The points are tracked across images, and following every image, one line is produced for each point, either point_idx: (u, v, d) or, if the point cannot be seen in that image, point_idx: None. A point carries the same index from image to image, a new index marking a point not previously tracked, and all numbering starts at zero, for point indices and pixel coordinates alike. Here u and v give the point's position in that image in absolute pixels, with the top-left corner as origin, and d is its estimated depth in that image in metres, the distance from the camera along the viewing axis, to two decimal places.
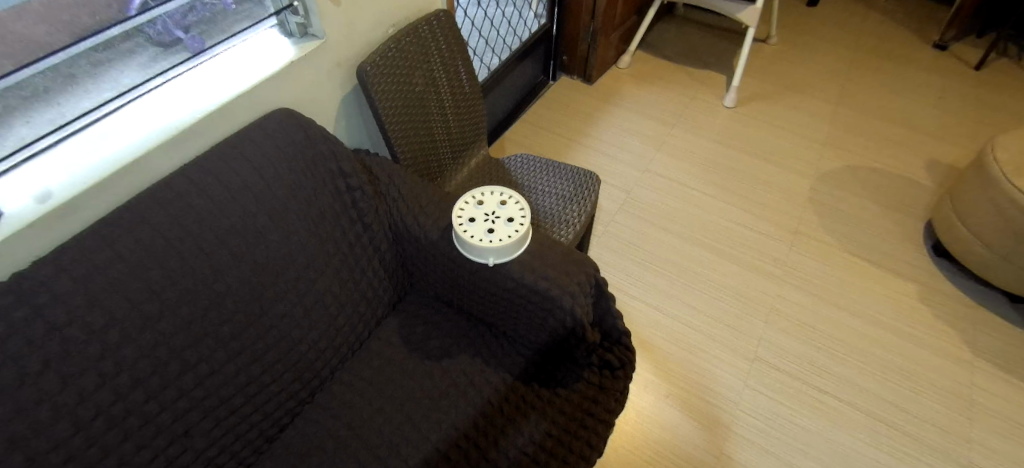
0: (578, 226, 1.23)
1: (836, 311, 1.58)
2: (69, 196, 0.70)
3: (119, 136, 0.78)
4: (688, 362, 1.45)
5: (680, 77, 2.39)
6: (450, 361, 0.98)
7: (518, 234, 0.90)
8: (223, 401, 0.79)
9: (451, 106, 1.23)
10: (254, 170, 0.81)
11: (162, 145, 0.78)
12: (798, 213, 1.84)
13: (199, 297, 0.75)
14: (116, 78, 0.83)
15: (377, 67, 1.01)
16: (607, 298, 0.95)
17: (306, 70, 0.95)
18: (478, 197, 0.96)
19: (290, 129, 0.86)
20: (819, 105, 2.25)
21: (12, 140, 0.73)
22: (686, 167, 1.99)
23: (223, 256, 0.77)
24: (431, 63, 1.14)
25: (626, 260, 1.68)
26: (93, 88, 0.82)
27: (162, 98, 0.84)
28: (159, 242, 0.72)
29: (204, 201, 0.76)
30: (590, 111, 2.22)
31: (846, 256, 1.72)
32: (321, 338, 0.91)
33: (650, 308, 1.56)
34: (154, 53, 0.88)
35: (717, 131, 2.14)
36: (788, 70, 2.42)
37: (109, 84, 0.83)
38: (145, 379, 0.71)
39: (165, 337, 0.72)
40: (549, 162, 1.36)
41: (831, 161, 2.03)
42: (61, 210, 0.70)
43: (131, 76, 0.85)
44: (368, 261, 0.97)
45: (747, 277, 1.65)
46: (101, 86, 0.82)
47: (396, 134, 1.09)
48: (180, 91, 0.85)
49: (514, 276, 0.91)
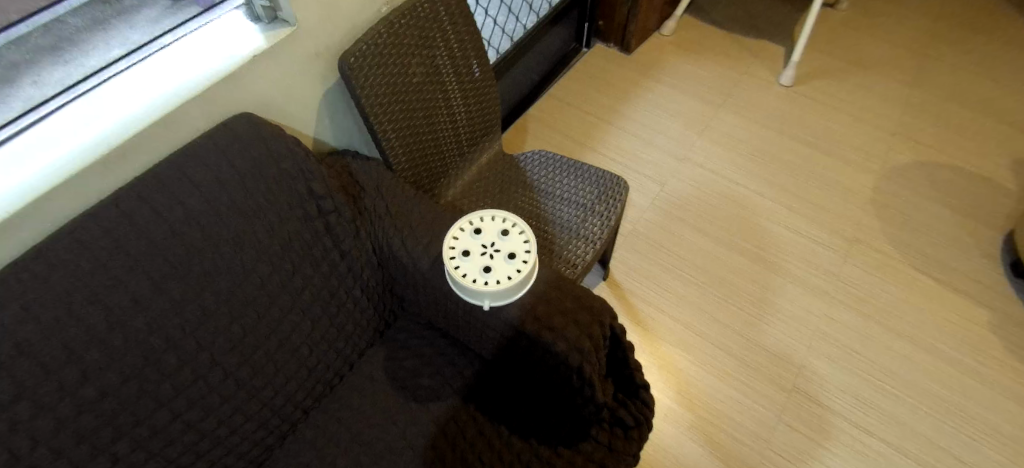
0: (600, 244, 1.07)
1: (893, 338, 1.38)
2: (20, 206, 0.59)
3: (103, 113, 0.67)
4: (716, 390, 1.30)
5: (732, 48, 2.10)
6: (439, 404, 0.87)
7: (520, 275, 0.75)
8: (169, 462, 0.68)
9: (457, 97, 1.05)
10: (200, 198, 0.66)
11: (116, 150, 0.65)
12: (857, 217, 1.62)
13: (132, 354, 0.62)
14: (126, 36, 0.76)
15: (362, 58, 0.84)
16: (623, 348, 0.82)
17: (275, 65, 0.79)
18: (475, 224, 0.81)
19: (250, 143, 0.70)
20: (890, 87, 1.95)
21: (19, 102, 0.68)
22: (731, 158, 1.76)
23: (161, 306, 0.64)
24: (433, 49, 0.96)
25: (654, 265, 1.52)
26: (103, 45, 0.75)
27: (162, 57, 0.74)
28: (79, 292, 0.59)
29: (138, 241, 0.62)
30: (625, 86, 1.97)
31: (908, 271, 1.50)
32: (289, 380, 0.79)
33: (678, 324, 1.41)
34: (168, 10, 0.80)
35: (770, 115, 1.89)
36: (858, 43, 2.10)
37: (118, 43, 0.76)
38: (67, 452, 0.59)
39: (91, 403, 0.60)
40: (570, 163, 1.18)
41: (900, 154, 1.76)
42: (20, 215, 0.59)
43: (141, 34, 0.77)
44: (348, 292, 0.84)
45: (791, 292, 1.46)
46: (111, 43, 0.76)
47: (389, 135, 0.93)
48: (178, 53, 0.74)
49: (513, 323, 0.78)
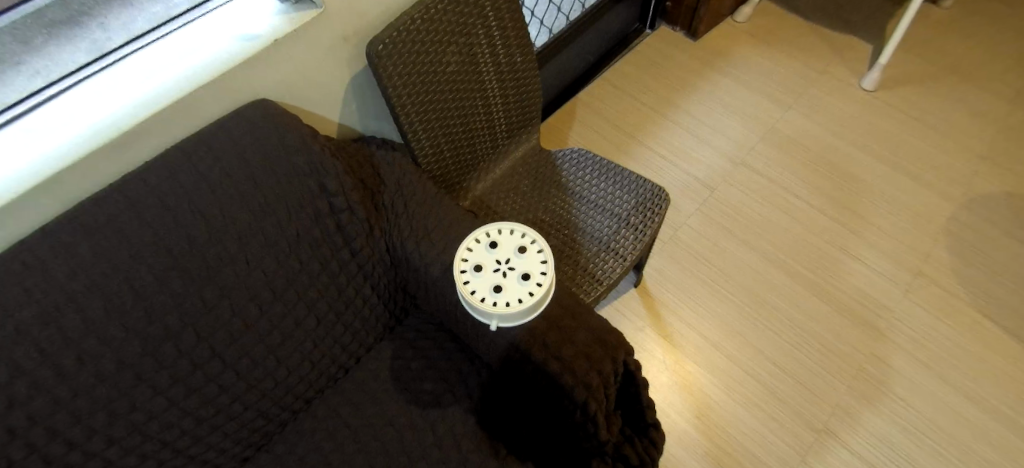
0: (630, 260, 1.00)
1: (946, 389, 1.25)
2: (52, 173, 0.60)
3: (144, 76, 0.69)
4: (738, 420, 1.23)
5: (811, 42, 1.90)
6: (440, 412, 0.84)
7: (531, 299, 0.70)
8: (165, 444, 0.70)
9: (495, 88, 0.99)
10: (208, 191, 0.66)
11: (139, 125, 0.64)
12: (926, 248, 1.46)
13: (131, 343, 0.63)
14: None
15: (392, 46, 0.79)
16: (636, 385, 0.77)
17: (298, 49, 0.74)
18: (492, 236, 0.76)
19: (263, 137, 0.69)
20: (990, 102, 1.73)
21: (87, 43, 0.73)
22: (792, 167, 1.62)
23: (162, 297, 0.64)
24: (472, 36, 0.90)
25: (689, 276, 1.43)
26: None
27: (216, 16, 0.75)
28: (80, 279, 0.59)
29: (142, 231, 0.62)
30: (685, 76, 1.82)
31: (976, 316, 1.35)
32: (291, 373, 0.79)
33: (706, 343, 1.33)
34: None
35: (844, 122, 1.71)
36: (960, 48, 1.86)
37: None
38: (64, 431, 0.61)
39: (88, 388, 0.61)
40: (610, 165, 1.11)
41: (988, 182, 1.57)
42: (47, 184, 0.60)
43: None
44: (357, 290, 0.81)
45: (837, 323, 1.35)
46: None
47: (416, 127, 0.88)
48: (230, 13, 0.75)
49: (520, 348, 0.73)
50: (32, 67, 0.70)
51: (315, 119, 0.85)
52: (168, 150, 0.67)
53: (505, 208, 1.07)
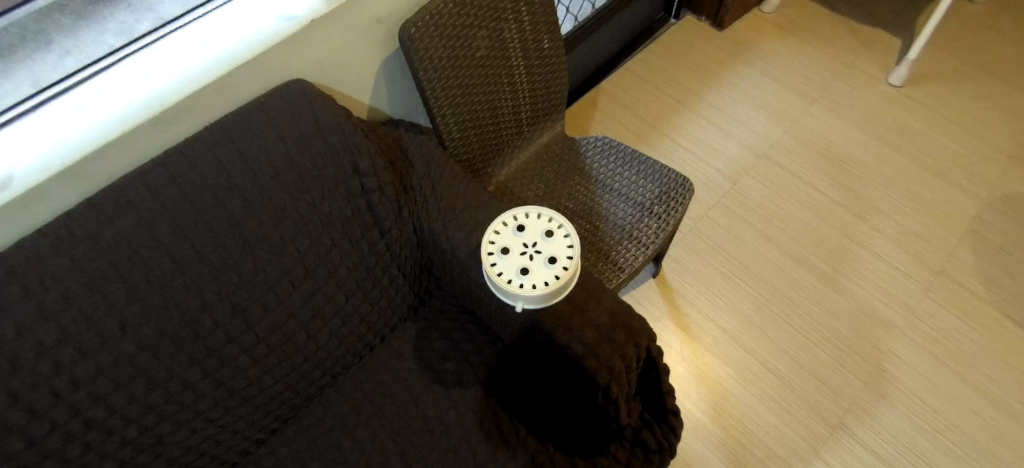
0: (653, 248, 1.00)
1: (965, 388, 1.24)
2: (95, 147, 0.62)
3: (179, 57, 0.70)
4: (753, 411, 1.23)
5: (839, 35, 1.87)
6: (461, 392, 0.86)
7: (558, 282, 0.71)
8: (199, 414, 0.72)
9: (522, 73, 0.99)
10: (246, 167, 0.67)
11: (177, 104, 0.66)
12: (950, 247, 1.44)
13: (170, 313, 0.65)
14: None
15: (424, 29, 0.79)
16: (658, 371, 0.77)
17: (333, 30, 0.75)
18: (519, 220, 0.77)
19: (298, 116, 0.70)
20: (1021, 100, 1.69)
21: (115, 23, 0.76)
22: (816, 161, 1.60)
23: (200, 270, 0.66)
24: (501, 21, 0.90)
25: (708, 268, 1.43)
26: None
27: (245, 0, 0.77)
28: (123, 250, 0.61)
29: (183, 205, 0.64)
30: (709, 68, 1.80)
31: (999, 317, 1.33)
32: (319, 349, 0.81)
33: (723, 335, 1.33)
34: None
35: (871, 117, 1.69)
36: (993, 43, 1.82)
37: None
38: (105, 397, 0.63)
39: (129, 356, 0.64)
40: (633, 154, 1.11)
41: (1016, 181, 1.54)
42: (92, 158, 0.62)
43: None
44: (384, 269, 0.83)
45: (856, 319, 1.34)
46: None
47: (445, 110, 0.89)
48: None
49: (544, 330, 0.74)
50: (60, 45, 0.73)
51: (347, 100, 0.87)
52: (205, 129, 0.68)
53: (529, 194, 1.08)
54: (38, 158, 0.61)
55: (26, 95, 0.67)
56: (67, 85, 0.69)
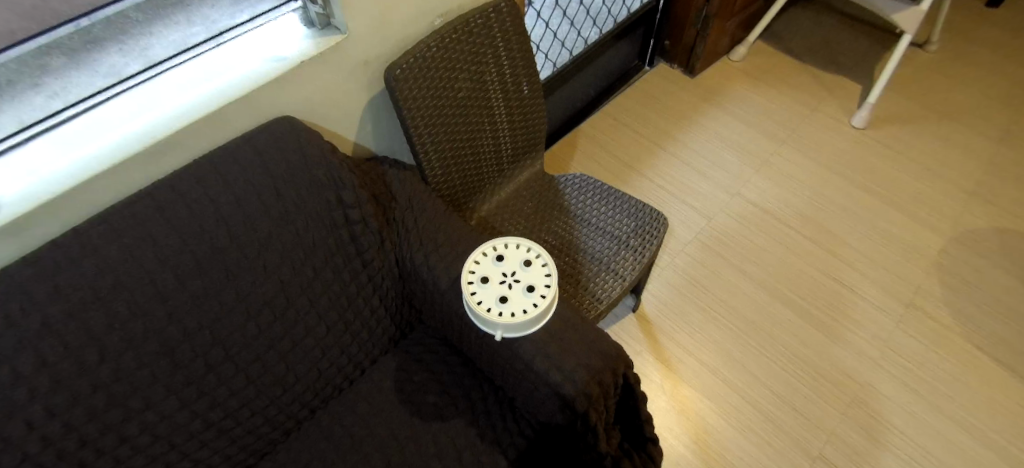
0: (629, 281, 1.03)
1: (939, 417, 1.27)
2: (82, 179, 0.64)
3: (168, 96, 0.73)
4: (735, 445, 1.24)
5: (804, 82, 1.99)
6: (441, 424, 0.85)
7: (536, 310, 0.73)
8: (173, 447, 0.71)
9: (503, 114, 1.04)
10: (232, 198, 0.69)
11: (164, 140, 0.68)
12: (917, 279, 1.50)
13: (150, 342, 0.65)
14: (206, 16, 0.84)
15: (408, 71, 0.84)
16: (636, 398, 0.79)
17: (321, 70, 0.80)
18: (498, 250, 0.79)
19: (285, 149, 0.73)
20: (975, 140, 1.80)
21: (104, 67, 0.77)
22: (787, 198, 1.67)
23: (182, 299, 0.67)
24: (483, 64, 0.95)
25: (687, 302, 1.46)
26: (185, 21, 0.84)
27: (234, 44, 0.80)
28: (107, 278, 0.62)
29: (169, 234, 0.66)
30: (683, 111, 1.89)
31: (966, 346, 1.37)
32: (299, 380, 0.81)
33: (704, 368, 1.35)
34: None
35: (837, 158, 1.77)
36: (946, 89, 1.94)
37: (199, 21, 0.84)
38: (79, 427, 0.62)
39: (106, 384, 0.63)
40: (610, 190, 1.15)
41: (976, 217, 1.62)
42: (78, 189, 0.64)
43: (221, 16, 0.84)
44: (366, 300, 0.84)
45: (832, 351, 1.37)
46: (192, 21, 0.84)
47: (428, 148, 0.93)
48: (248, 42, 0.80)
49: (523, 357, 0.75)
50: (48, 87, 0.74)
51: (333, 137, 0.90)
52: (192, 163, 0.71)
53: (509, 228, 1.11)
54: (27, 190, 0.63)
55: (9, 132, 0.68)
56: (57, 120, 0.71)
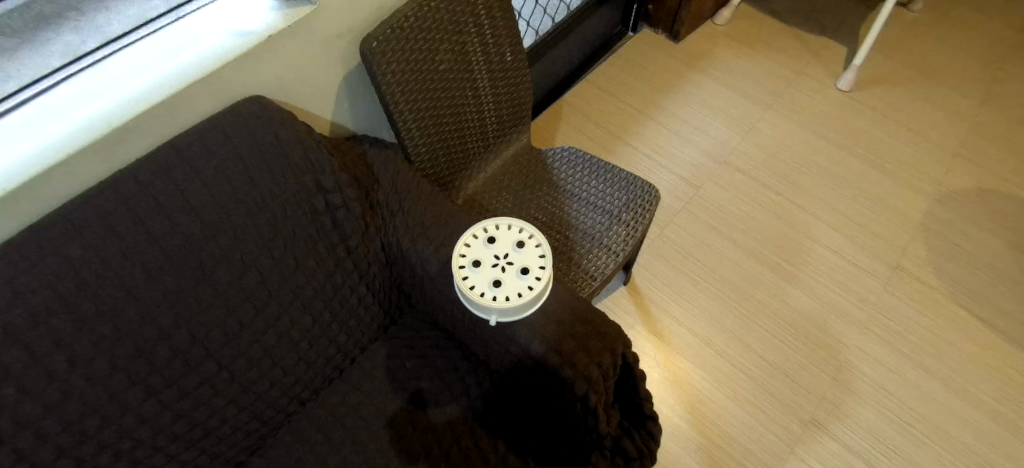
0: (623, 256, 1.00)
1: (925, 378, 1.29)
2: (38, 171, 0.58)
3: (126, 76, 0.67)
4: (728, 413, 1.25)
5: (790, 45, 1.95)
6: (437, 411, 0.83)
7: (531, 293, 0.71)
8: (157, 450, 0.68)
9: (486, 86, 0.99)
10: (202, 187, 0.64)
11: (125, 124, 0.63)
12: (903, 243, 1.50)
13: (123, 344, 0.61)
14: None
15: (385, 44, 0.79)
16: (635, 376, 0.78)
17: (290, 44, 0.74)
18: (490, 232, 0.76)
19: (256, 132, 0.68)
20: (958, 101, 1.79)
21: (60, 47, 0.71)
22: (775, 165, 1.65)
23: (155, 298, 0.63)
24: (464, 34, 0.90)
25: (678, 273, 1.45)
26: None
27: (195, 17, 0.74)
28: (71, 279, 0.58)
29: (135, 229, 0.61)
30: (668, 78, 1.85)
31: (951, 307, 1.39)
32: (286, 374, 0.78)
33: (696, 339, 1.35)
34: None
35: (823, 122, 1.76)
36: (930, 49, 1.93)
37: None
38: (54, 438, 0.59)
39: (81, 390, 0.60)
40: (600, 163, 1.12)
41: (960, 178, 1.63)
42: (32, 182, 0.59)
43: None
44: (352, 288, 0.81)
45: (822, 317, 1.38)
46: None
47: (410, 125, 0.88)
48: (211, 14, 0.74)
49: (519, 341, 0.73)
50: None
51: (308, 116, 0.85)
52: (158, 148, 0.65)
53: (497, 206, 1.08)
54: None
55: None
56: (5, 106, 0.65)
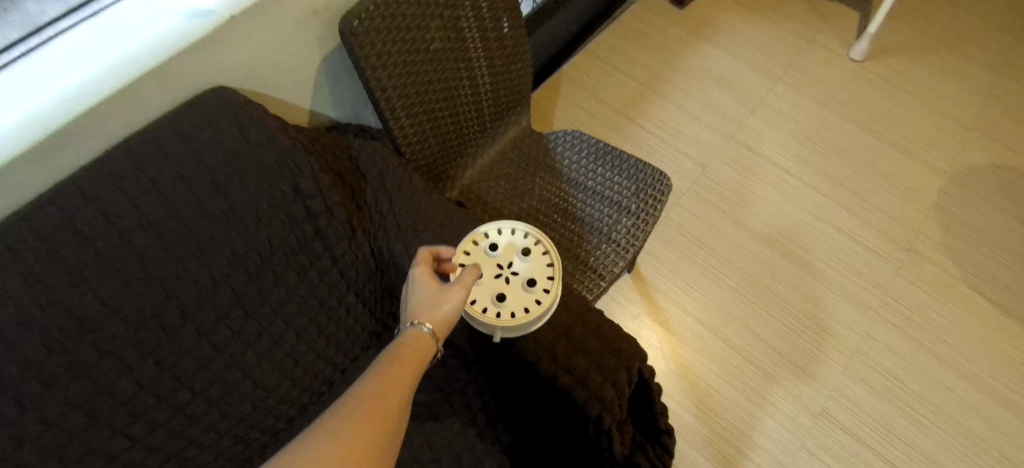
0: (633, 253, 0.93)
1: (938, 366, 1.25)
2: None
3: (66, 63, 0.57)
4: (737, 406, 1.21)
5: (800, 11, 1.84)
6: (435, 426, 0.77)
7: (538, 308, 0.64)
8: None
9: (483, 66, 0.90)
10: (159, 200, 0.57)
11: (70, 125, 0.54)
12: (917, 224, 1.44)
13: (79, 381, 0.54)
14: None
15: (367, 23, 0.69)
16: (650, 390, 0.72)
17: (258, 28, 0.64)
18: (492, 237, 0.69)
19: (222, 134, 0.60)
20: (975, 71, 1.71)
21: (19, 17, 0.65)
22: (785, 142, 1.57)
23: (114, 328, 0.56)
24: (457, 7, 0.80)
25: (684, 259, 1.39)
26: None
27: None
28: (12, 314, 0.50)
29: (85, 252, 0.54)
30: (672, 48, 1.74)
31: (965, 291, 1.35)
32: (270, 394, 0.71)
33: (702, 328, 1.30)
34: None
35: (835, 95, 1.67)
36: (947, 16, 1.82)
37: None
38: None
39: (32, 436, 0.52)
40: (607, 149, 1.03)
41: (976, 154, 1.56)
42: None
43: None
44: (340, 299, 0.73)
45: (833, 304, 1.33)
46: None
47: (399, 114, 0.79)
48: None
49: (527, 359, 0.66)
50: None
51: (282, 109, 0.76)
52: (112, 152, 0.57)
53: (496, 198, 1.00)
54: None
55: None
56: None
